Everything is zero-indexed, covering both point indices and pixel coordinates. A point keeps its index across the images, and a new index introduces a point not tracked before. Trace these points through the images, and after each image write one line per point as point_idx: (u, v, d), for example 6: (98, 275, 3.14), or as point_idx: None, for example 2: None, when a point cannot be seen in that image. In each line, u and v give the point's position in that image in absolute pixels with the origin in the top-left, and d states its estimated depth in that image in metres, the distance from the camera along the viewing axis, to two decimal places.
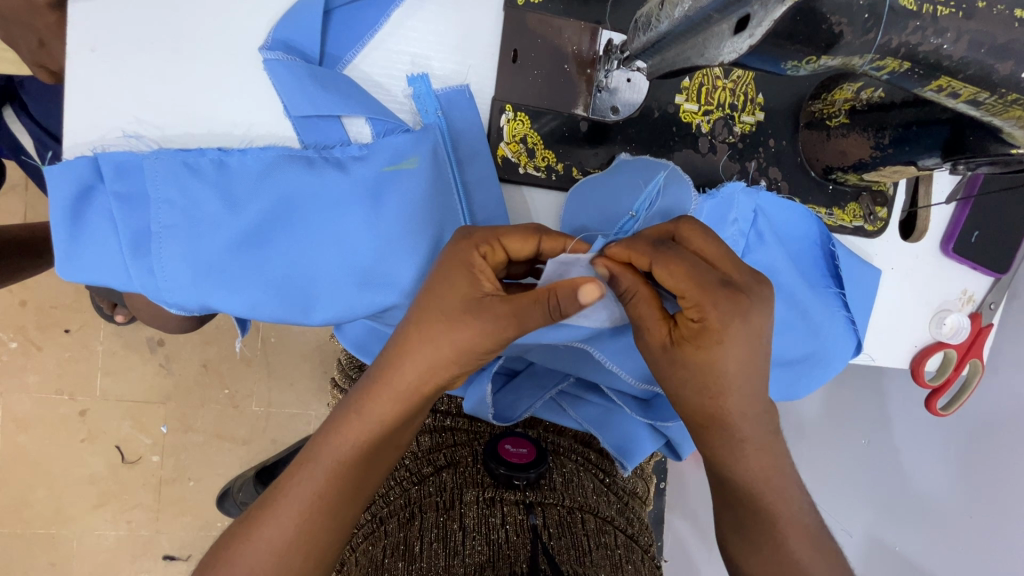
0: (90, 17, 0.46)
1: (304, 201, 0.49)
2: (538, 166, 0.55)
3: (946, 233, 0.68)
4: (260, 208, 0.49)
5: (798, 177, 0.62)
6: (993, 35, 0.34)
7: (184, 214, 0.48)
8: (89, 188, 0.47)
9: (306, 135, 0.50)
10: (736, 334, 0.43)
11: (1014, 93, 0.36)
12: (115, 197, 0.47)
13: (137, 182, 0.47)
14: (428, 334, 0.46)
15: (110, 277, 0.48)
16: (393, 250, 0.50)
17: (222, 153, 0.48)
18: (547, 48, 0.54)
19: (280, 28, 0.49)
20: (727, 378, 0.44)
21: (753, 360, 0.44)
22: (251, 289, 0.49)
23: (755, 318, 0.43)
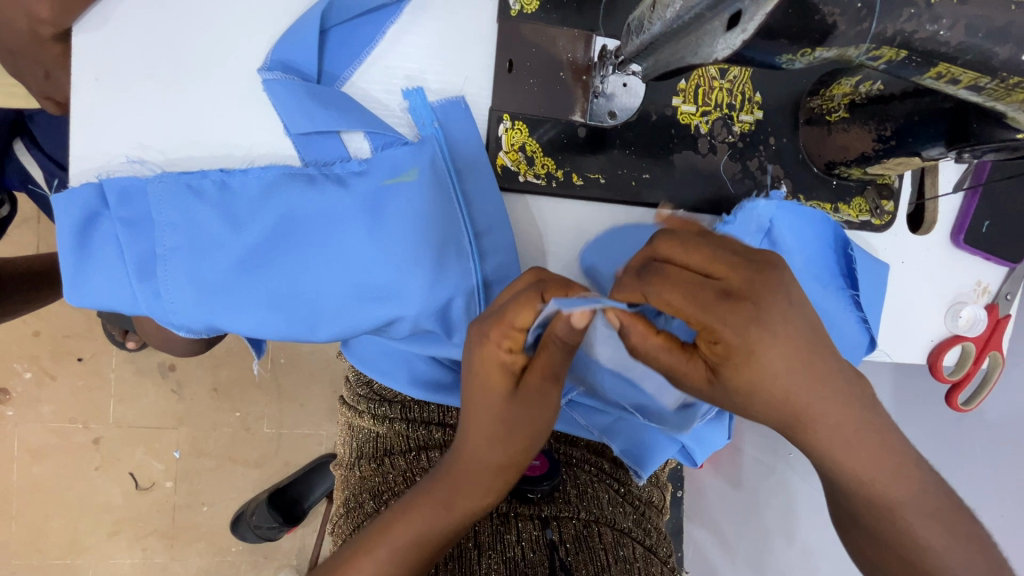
0: (94, 46, 0.47)
1: (306, 218, 0.50)
2: (538, 174, 0.55)
3: (955, 225, 0.67)
4: (263, 226, 0.49)
5: (799, 174, 0.62)
6: (990, 19, 0.33)
7: (193, 239, 0.48)
8: (95, 215, 0.47)
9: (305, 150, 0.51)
10: (766, 340, 0.39)
11: (1015, 76, 0.35)
12: (121, 222, 0.47)
13: (140, 205, 0.48)
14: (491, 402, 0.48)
15: (123, 304, 0.49)
16: (396, 263, 0.50)
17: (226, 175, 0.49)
18: (542, 56, 0.54)
19: (278, 47, 0.50)
20: (784, 390, 0.39)
21: (806, 369, 0.39)
22: (256, 308, 0.49)
23: (771, 319, 0.39)
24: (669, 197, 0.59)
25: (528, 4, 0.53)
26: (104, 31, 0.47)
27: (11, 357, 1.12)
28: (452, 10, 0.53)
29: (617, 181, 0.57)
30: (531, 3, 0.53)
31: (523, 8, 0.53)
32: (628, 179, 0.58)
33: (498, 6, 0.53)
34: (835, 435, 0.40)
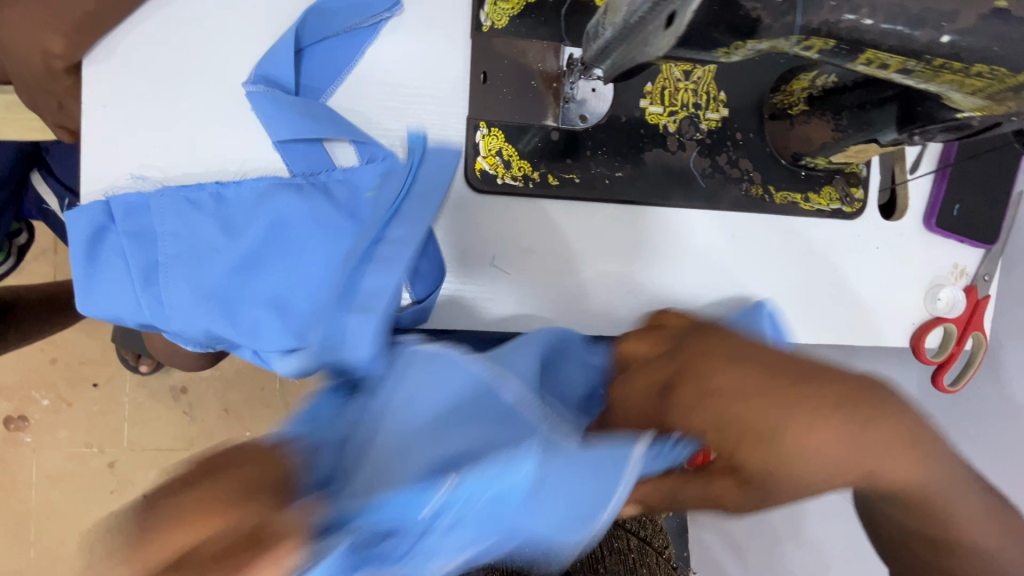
0: (104, 78, 0.52)
1: (294, 223, 0.52)
2: (515, 176, 0.59)
3: (927, 209, 0.69)
4: (254, 233, 0.52)
5: (768, 165, 0.64)
6: (906, 7, 0.37)
7: (189, 246, 0.52)
8: (103, 230, 0.51)
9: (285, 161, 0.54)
10: (734, 394, 0.41)
11: (939, 58, 0.38)
12: (126, 236, 0.51)
13: (144, 219, 0.52)
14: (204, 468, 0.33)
15: (129, 310, 0.52)
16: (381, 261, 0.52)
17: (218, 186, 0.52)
18: (514, 68, 0.58)
19: (262, 65, 0.54)
20: (801, 447, 0.38)
21: (832, 434, 0.37)
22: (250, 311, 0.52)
23: (708, 371, 0.43)
24: (642, 192, 0.62)
25: (499, 20, 0.57)
26: (113, 64, 0.52)
27: (30, 384, 1.17)
28: (427, 28, 0.57)
29: (590, 180, 0.61)
30: (501, 19, 0.57)
31: (494, 24, 0.57)
32: (601, 178, 0.61)
33: (471, 24, 0.57)
34: None
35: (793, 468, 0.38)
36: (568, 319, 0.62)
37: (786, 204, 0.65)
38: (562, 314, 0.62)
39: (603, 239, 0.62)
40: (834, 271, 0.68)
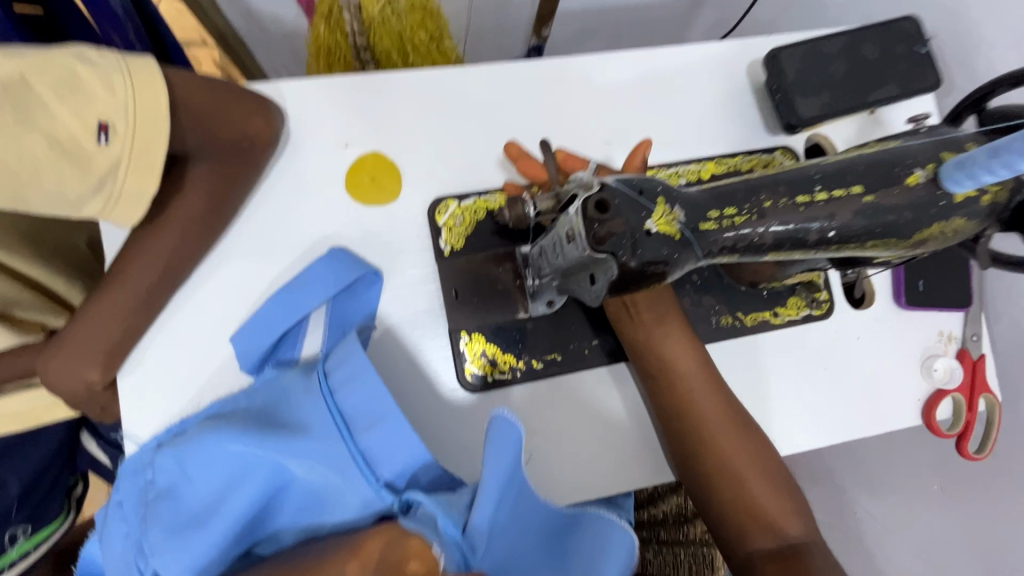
0: (135, 385, 0.59)
1: (229, 465, 0.52)
2: (503, 370, 0.64)
3: (894, 290, 0.72)
4: (206, 510, 0.52)
5: (731, 295, 0.69)
6: (789, 220, 0.43)
7: (177, 564, 0.50)
8: (139, 488, 0.54)
9: (336, 474, 0.53)
10: (663, 339, 0.62)
11: (833, 244, 0.44)
12: (127, 502, 0.53)
13: (137, 475, 0.55)
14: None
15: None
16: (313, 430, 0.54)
17: (228, 506, 0.51)
18: (480, 279, 0.65)
19: (282, 323, 0.59)
20: (667, 360, 0.62)
21: (688, 349, 0.63)
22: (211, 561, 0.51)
23: (660, 336, 0.62)
24: (623, 353, 0.67)
25: (456, 242, 0.65)
26: (140, 371, 0.59)
27: None
28: (398, 262, 0.65)
29: (570, 356, 0.66)
30: (458, 241, 0.65)
31: (453, 246, 0.65)
32: (580, 350, 0.66)
33: (433, 250, 0.65)
34: (719, 400, 0.62)
35: (669, 350, 0.62)
36: (569, 482, 0.63)
37: (757, 324, 0.69)
38: (571, 446, 0.64)
39: (568, 411, 0.65)
40: (824, 371, 0.70)
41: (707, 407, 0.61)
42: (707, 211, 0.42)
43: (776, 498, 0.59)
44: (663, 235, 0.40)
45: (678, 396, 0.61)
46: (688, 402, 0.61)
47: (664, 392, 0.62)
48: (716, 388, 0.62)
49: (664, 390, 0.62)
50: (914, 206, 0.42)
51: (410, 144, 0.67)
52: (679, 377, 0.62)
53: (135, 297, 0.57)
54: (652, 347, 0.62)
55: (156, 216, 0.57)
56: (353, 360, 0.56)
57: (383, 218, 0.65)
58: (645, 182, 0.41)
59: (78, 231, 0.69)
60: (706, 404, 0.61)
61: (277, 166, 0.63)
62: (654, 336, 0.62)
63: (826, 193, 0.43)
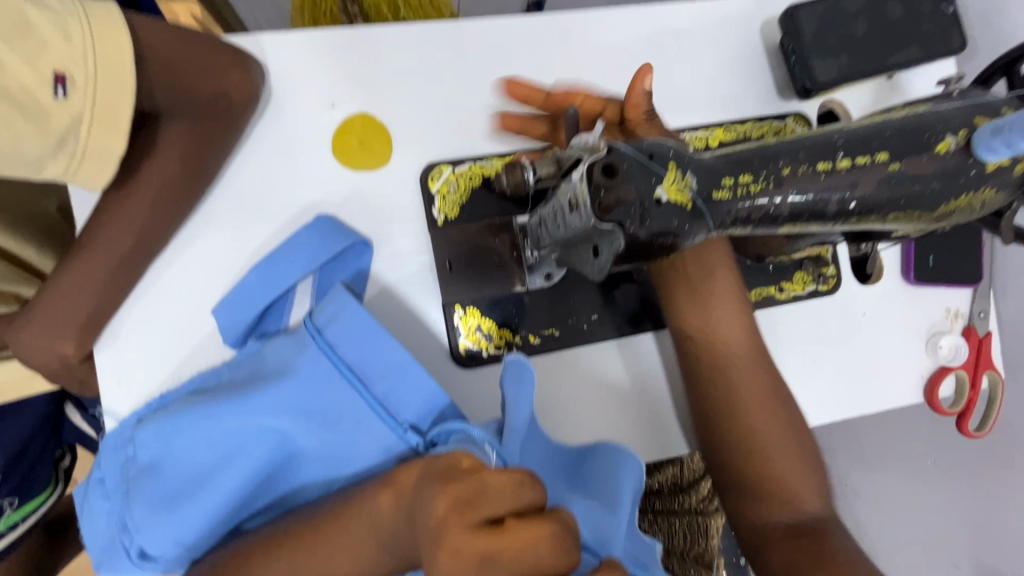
0: (113, 359, 0.56)
1: (218, 434, 0.51)
2: (498, 345, 0.62)
3: (903, 265, 0.70)
4: (198, 480, 0.51)
5: (736, 269, 0.67)
6: (808, 189, 0.40)
7: (175, 531, 0.50)
8: (120, 465, 0.53)
9: (331, 434, 0.51)
10: (707, 300, 0.59)
11: (853, 216, 0.41)
12: (110, 478, 0.53)
13: (121, 449, 0.53)
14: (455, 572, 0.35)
15: (102, 555, 0.54)
16: (303, 393, 0.51)
17: (221, 474, 0.50)
18: (475, 250, 0.62)
19: (263, 295, 0.56)
20: (710, 323, 0.59)
21: (737, 313, 0.60)
22: (209, 526, 0.51)
23: (706, 296, 0.59)
24: (623, 328, 0.64)
25: (450, 210, 0.62)
26: (119, 343, 0.56)
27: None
28: (389, 231, 0.61)
29: (569, 331, 0.63)
30: (452, 209, 0.62)
31: (447, 215, 0.62)
32: (579, 325, 0.64)
33: (426, 218, 0.62)
34: (763, 370, 0.59)
35: (714, 313, 0.59)
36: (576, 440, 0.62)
37: (762, 299, 0.67)
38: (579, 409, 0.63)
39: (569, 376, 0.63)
40: (828, 347, 0.69)
41: (749, 376, 0.59)
42: (721, 179, 0.39)
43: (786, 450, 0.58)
44: (674, 203, 0.37)
45: (717, 362, 0.59)
46: (727, 369, 0.59)
47: (703, 356, 0.59)
48: (761, 360, 0.60)
49: (705, 354, 0.59)
50: (942, 176, 0.40)
51: (401, 105, 0.62)
52: (721, 343, 0.59)
53: (109, 266, 0.54)
54: (696, 310, 0.59)
55: (128, 180, 0.53)
56: (345, 313, 0.52)
57: (372, 184, 0.61)
58: (656, 145, 0.38)
59: (47, 196, 0.65)
60: (748, 372, 0.59)
61: (258, 127, 0.59)
62: (711, 295, 0.59)
63: (850, 160, 0.40)
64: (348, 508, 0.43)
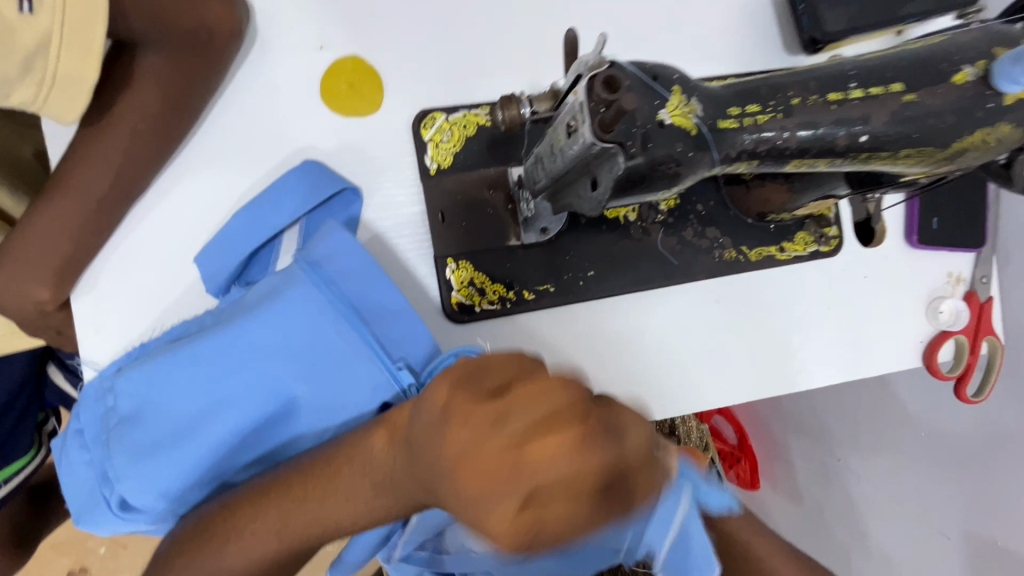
0: (90, 306, 0.54)
1: (200, 377, 0.49)
2: (492, 300, 0.60)
3: (907, 227, 0.69)
4: (179, 428, 0.49)
5: (736, 228, 0.65)
6: (818, 120, 0.38)
7: (159, 479, 0.48)
8: (100, 415, 0.51)
9: (320, 373, 0.49)
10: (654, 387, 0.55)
11: (863, 152, 0.39)
12: (89, 430, 0.51)
13: (99, 400, 0.51)
14: (479, 449, 0.32)
15: (81, 507, 0.52)
16: (287, 332, 0.49)
17: (204, 419, 0.48)
18: (468, 201, 0.60)
19: (247, 242, 0.54)
20: None
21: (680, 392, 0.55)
22: (196, 474, 0.49)
23: None
24: (620, 286, 0.63)
25: (443, 160, 0.60)
26: (96, 290, 0.54)
27: (65, 546, 1.12)
28: (380, 181, 0.59)
29: (564, 287, 0.62)
30: (446, 159, 0.60)
31: (440, 164, 0.60)
32: (574, 281, 0.62)
33: (418, 168, 0.60)
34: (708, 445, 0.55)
35: None
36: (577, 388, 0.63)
37: (762, 259, 0.66)
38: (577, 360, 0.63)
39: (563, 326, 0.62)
40: (827, 310, 0.68)
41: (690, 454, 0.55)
42: (727, 108, 0.37)
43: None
44: (679, 128, 0.35)
45: None
46: None
47: None
48: None
49: None
50: (958, 108, 0.38)
51: (393, 48, 0.60)
52: None
53: (87, 206, 0.52)
54: None
55: (104, 115, 0.51)
56: (341, 248, 0.52)
57: (363, 130, 0.59)
58: (660, 67, 0.36)
59: (23, 140, 0.63)
60: None
61: (242, 66, 0.57)
62: None
63: (862, 90, 0.38)
64: (342, 452, 0.40)
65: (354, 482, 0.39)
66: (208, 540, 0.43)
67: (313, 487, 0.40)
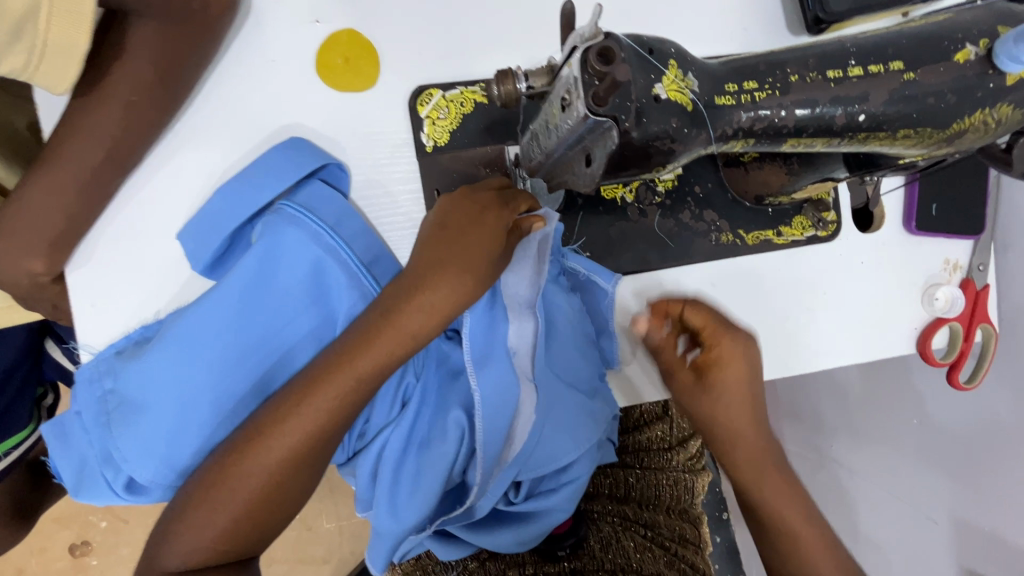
0: (84, 280, 0.54)
1: (190, 334, 0.51)
2: None
3: (905, 214, 0.68)
4: (177, 387, 0.51)
5: (734, 211, 0.65)
6: (816, 99, 0.37)
7: (165, 436, 0.51)
8: (98, 397, 0.52)
9: (310, 303, 0.53)
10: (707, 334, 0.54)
11: (862, 132, 0.39)
12: (87, 413, 0.51)
13: (95, 381, 0.52)
14: (456, 271, 0.48)
15: (80, 481, 0.53)
16: (270, 269, 0.52)
17: (201, 369, 0.51)
18: (464, 179, 0.59)
19: (237, 217, 0.53)
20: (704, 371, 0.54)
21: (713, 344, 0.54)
22: (197, 425, 0.51)
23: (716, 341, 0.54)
24: (616, 267, 0.63)
25: (440, 137, 0.59)
26: (90, 264, 0.54)
27: (68, 519, 1.13)
28: (376, 156, 0.59)
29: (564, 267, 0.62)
30: (442, 136, 0.59)
31: (436, 142, 0.59)
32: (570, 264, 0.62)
33: (415, 145, 0.59)
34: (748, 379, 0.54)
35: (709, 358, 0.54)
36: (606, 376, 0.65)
37: (759, 243, 0.65)
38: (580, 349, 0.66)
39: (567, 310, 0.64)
40: (824, 295, 0.68)
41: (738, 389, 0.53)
42: (724, 85, 0.37)
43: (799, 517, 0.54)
44: (674, 103, 0.34)
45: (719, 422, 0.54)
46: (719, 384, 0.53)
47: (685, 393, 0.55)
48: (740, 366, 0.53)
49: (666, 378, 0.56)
50: (958, 88, 0.37)
51: (389, 21, 0.59)
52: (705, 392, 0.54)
53: (79, 179, 0.51)
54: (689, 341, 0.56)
55: (93, 86, 0.50)
56: (329, 200, 0.55)
57: (359, 106, 0.58)
58: (656, 40, 0.35)
59: (16, 112, 0.62)
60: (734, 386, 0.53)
61: (235, 37, 0.56)
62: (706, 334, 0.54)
63: (861, 68, 0.37)
64: (352, 347, 0.48)
65: (393, 344, 0.48)
66: (263, 433, 0.48)
67: (349, 356, 0.48)
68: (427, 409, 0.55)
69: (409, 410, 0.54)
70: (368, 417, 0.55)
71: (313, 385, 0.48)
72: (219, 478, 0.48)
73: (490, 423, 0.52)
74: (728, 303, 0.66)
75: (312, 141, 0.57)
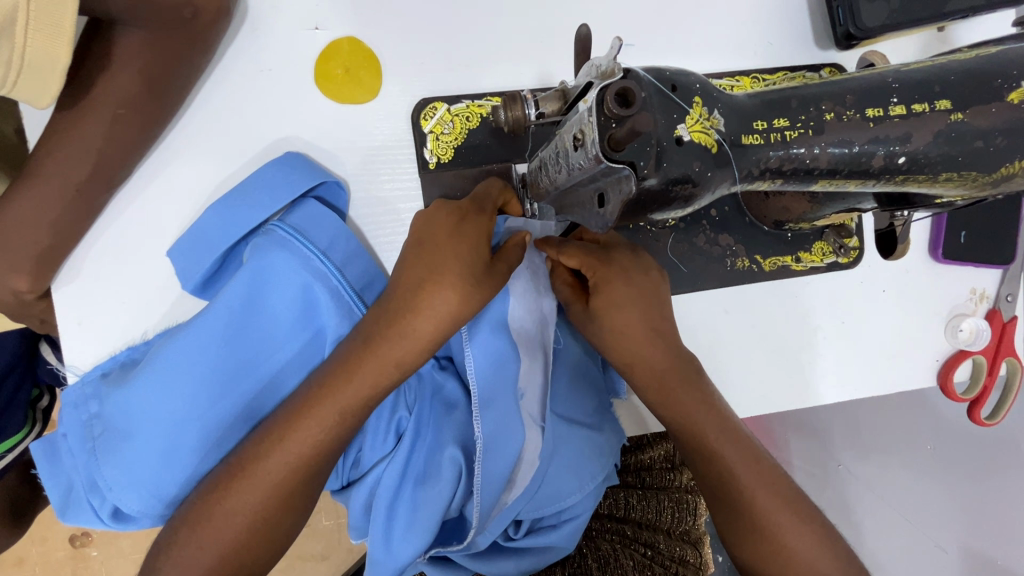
0: (71, 297, 0.52)
1: (175, 360, 0.48)
2: None
3: (931, 242, 0.65)
4: (162, 413, 0.48)
5: (751, 235, 0.62)
6: (852, 139, 0.34)
7: (151, 465, 0.48)
8: (83, 421, 0.49)
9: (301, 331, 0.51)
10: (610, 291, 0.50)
11: (900, 174, 0.35)
12: (71, 437, 0.49)
13: (79, 403, 0.50)
14: (448, 294, 0.45)
15: (63, 503, 0.50)
16: (258, 292, 0.50)
17: (188, 398, 0.48)
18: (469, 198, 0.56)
19: (230, 236, 0.51)
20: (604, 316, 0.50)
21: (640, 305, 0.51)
22: (185, 455, 0.48)
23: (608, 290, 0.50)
24: None
25: (443, 153, 0.56)
26: (77, 281, 0.52)
27: None
28: (377, 169, 0.56)
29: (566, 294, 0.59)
30: (446, 152, 0.56)
31: (440, 158, 0.56)
32: None
33: (417, 160, 0.56)
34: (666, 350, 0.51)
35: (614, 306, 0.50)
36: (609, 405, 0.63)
37: (776, 269, 0.62)
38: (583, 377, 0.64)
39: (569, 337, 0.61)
40: (843, 323, 0.64)
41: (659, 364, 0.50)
42: (753, 122, 0.34)
43: (807, 537, 0.49)
44: (697, 145, 0.32)
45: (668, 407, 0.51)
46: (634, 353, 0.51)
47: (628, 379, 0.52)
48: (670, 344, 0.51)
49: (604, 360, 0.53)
50: (1010, 130, 0.34)
51: (392, 29, 0.55)
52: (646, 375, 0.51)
53: (64, 193, 0.49)
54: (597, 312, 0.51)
55: (78, 99, 0.47)
56: (324, 220, 0.52)
57: (359, 119, 0.55)
58: (680, 75, 0.32)
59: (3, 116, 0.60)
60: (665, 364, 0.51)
61: (229, 45, 0.53)
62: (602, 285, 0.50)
63: (904, 107, 0.34)
64: (337, 378, 0.46)
65: (377, 373, 0.46)
66: (249, 468, 0.45)
67: (336, 388, 0.46)
68: (423, 445, 0.52)
69: (405, 444, 0.52)
70: (362, 448, 0.53)
71: (298, 415, 0.46)
72: (203, 515, 0.45)
73: (487, 455, 0.51)
74: (742, 329, 0.63)
75: (308, 157, 0.54)
